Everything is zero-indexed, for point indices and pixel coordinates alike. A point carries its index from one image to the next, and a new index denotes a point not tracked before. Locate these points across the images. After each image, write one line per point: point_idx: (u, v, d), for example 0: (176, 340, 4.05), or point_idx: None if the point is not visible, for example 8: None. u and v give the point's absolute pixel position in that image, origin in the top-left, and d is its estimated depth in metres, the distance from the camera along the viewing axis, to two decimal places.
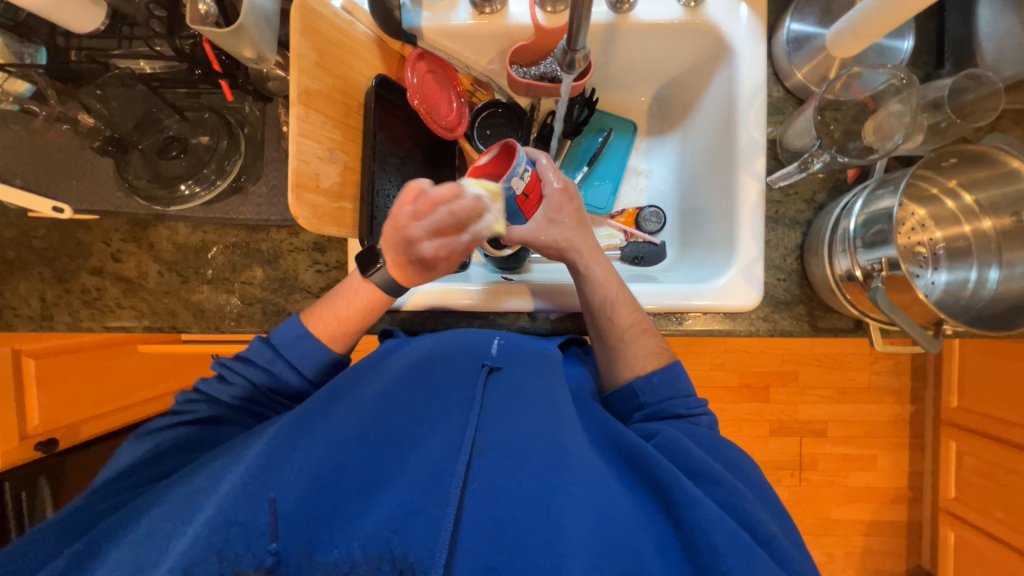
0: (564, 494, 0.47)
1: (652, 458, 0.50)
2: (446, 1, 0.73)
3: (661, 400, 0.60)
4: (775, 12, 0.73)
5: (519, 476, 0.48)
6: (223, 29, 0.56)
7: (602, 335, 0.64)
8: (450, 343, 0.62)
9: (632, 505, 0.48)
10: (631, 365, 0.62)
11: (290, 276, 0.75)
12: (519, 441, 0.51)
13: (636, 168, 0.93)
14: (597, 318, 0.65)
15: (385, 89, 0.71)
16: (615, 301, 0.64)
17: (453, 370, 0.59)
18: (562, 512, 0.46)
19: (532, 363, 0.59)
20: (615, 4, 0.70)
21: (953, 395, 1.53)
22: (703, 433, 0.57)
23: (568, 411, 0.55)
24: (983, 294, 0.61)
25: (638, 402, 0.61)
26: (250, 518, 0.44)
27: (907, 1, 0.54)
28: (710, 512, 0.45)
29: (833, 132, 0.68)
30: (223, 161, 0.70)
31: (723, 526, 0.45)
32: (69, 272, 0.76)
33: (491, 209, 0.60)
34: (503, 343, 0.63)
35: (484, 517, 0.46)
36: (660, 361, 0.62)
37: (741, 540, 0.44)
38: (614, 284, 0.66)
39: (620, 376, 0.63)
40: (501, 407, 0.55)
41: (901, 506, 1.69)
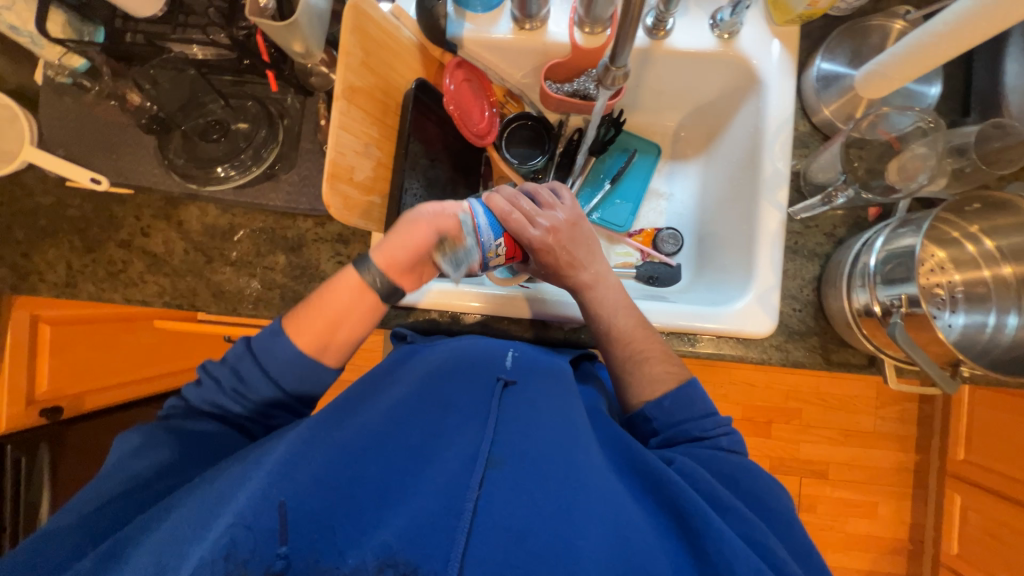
0: (581, 511, 0.47)
1: (669, 477, 0.50)
2: (488, 14, 0.76)
3: (675, 422, 0.60)
4: (806, 50, 0.75)
5: (535, 491, 0.48)
6: (279, 24, 0.58)
7: (612, 362, 0.66)
8: (467, 355, 0.62)
9: (648, 527, 0.48)
10: (638, 393, 0.63)
11: (312, 265, 0.77)
12: (535, 458, 0.50)
13: (657, 190, 0.95)
14: (606, 348, 0.66)
15: (423, 93, 0.74)
16: (621, 330, 0.65)
17: (471, 384, 0.58)
18: (577, 530, 0.45)
19: (551, 385, 0.59)
20: (652, 30, 0.73)
21: (959, 446, 1.50)
22: (725, 460, 0.56)
23: (585, 431, 0.55)
24: (1002, 339, 0.61)
25: (654, 429, 0.62)
26: (261, 519, 0.43)
27: (940, 48, 0.55)
28: (726, 534, 0.46)
29: (857, 169, 0.68)
30: (260, 148, 0.72)
31: (740, 548, 0.45)
32: (98, 242, 0.78)
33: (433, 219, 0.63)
34: (518, 356, 0.64)
35: (497, 532, 0.45)
36: (673, 384, 0.62)
37: (757, 564, 0.44)
38: (624, 308, 0.67)
39: (632, 400, 0.63)
40: (516, 420, 0.54)
41: (899, 558, 1.65)
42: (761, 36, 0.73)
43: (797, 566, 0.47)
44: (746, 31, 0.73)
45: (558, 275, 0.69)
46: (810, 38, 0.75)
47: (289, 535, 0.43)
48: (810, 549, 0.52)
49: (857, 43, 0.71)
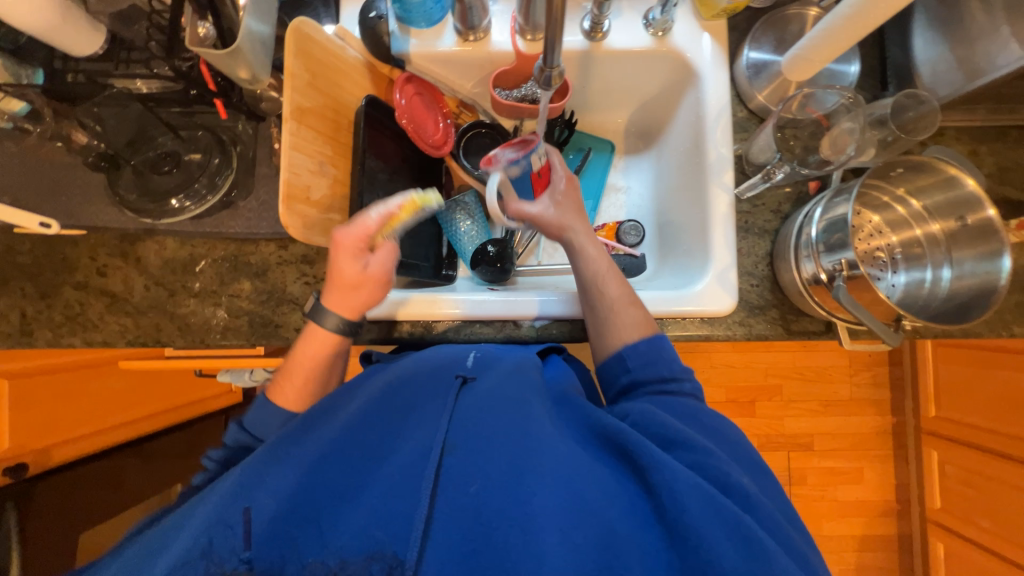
0: (535, 477, 0.47)
1: (620, 430, 0.51)
2: (432, 29, 0.78)
3: (646, 363, 0.61)
4: (735, 41, 0.80)
5: (490, 469, 0.48)
6: (220, 51, 0.59)
7: (592, 308, 0.67)
8: (423, 363, 0.62)
9: (606, 478, 0.49)
10: (618, 335, 0.64)
11: (278, 288, 0.76)
12: (489, 438, 0.51)
13: (615, 185, 0.98)
14: (586, 294, 0.68)
15: (375, 109, 0.75)
16: (605, 273, 0.67)
17: (427, 379, 0.59)
18: (532, 493, 0.46)
19: (505, 372, 0.60)
20: (590, 33, 0.77)
21: (930, 404, 1.57)
22: (674, 400, 0.58)
23: (539, 406, 0.55)
24: (938, 293, 0.64)
25: (625, 367, 0.62)
26: (223, 535, 0.45)
27: (848, 29, 0.60)
28: (675, 471, 0.46)
29: (794, 148, 0.74)
30: (214, 176, 0.72)
31: (689, 481, 0.46)
32: (52, 287, 0.76)
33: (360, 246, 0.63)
34: (479, 356, 0.65)
35: (455, 515, 0.46)
36: (645, 331, 0.64)
37: (708, 495, 0.45)
38: (600, 256, 0.69)
39: (610, 346, 0.65)
40: (476, 409, 0.54)
41: (890, 520, 1.70)
42: (692, 31, 0.77)
43: (753, 492, 0.48)
44: (677, 28, 0.77)
45: (569, 211, 0.72)
46: (737, 30, 0.80)
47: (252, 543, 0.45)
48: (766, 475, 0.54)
49: (780, 31, 0.76)
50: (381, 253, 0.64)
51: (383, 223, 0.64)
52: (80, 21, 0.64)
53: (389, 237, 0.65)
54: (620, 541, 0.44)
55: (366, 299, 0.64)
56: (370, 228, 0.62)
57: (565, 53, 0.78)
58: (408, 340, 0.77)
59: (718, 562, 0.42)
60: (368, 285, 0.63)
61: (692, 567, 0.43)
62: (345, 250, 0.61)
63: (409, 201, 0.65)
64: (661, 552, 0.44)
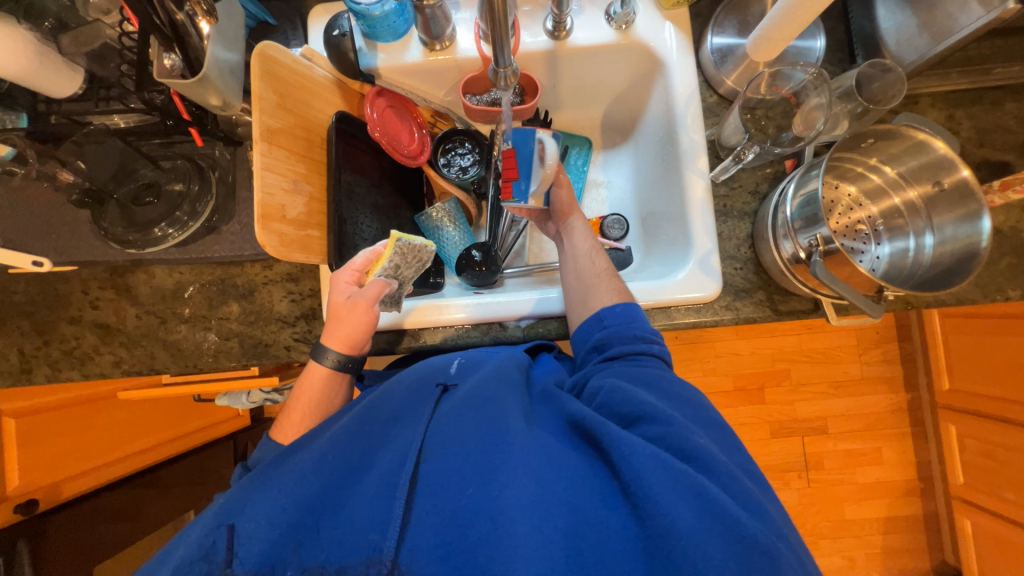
0: (505, 470, 0.48)
1: (583, 416, 0.52)
2: (398, 42, 0.80)
3: (622, 323, 0.63)
4: (698, 28, 0.80)
5: (462, 470, 0.49)
6: (189, 81, 0.60)
7: (576, 277, 0.72)
8: (409, 373, 0.66)
9: (574, 462, 0.50)
10: (598, 299, 0.67)
11: (266, 308, 0.77)
12: (462, 439, 0.52)
13: (596, 180, 0.99)
14: (574, 267, 0.73)
15: (347, 124, 0.76)
16: (592, 249, 0.74)
17: (409, 390, 0.62)
18: (503, 486, 0.47)
19: (486, 371, 0.61)
20: (553, 32, 0.77)
21: (943, 377, 1.53)
22: (638, 369, 0.58)
23: (511, 400, 0.56)
24: (924, 260, 0.64)
25: (600, 325, 0.64)
26: (214, 547, 0.48)
27: (805, 5, 0.60)
28: (632, 445, 0.47)
29: (765, 128, 0.73)
30: (195, 203, 0.73)
31: (646, 454, 0.46)
32: (48, 324, 0.77)
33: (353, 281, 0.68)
34: (463, 361, 0.66)
35: (431, 516, 0.47)
36: (622, 297, 0.67)
37: (663, 463, 0.46)
38: (590, 239, 0.76)
39: (590, 308, 0.67)
40: (452, 415, 0.55)
41: (913, 499, 1.66)
42: (654, 21, 0.78)
43: (719, 457, 0.48)
44: (640, 20, 0.78)
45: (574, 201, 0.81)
46: (699, 17, 0.80)
47: (236, 555, 0.48)
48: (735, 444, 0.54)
49: (742, 14, 0.76)
50: (367, 287, 0.65)
51: (372, 261, 0.69)
52: (57, 63, 0.67)
53: (376, 280, 0.66)
54: (586, 524, 0.45)
55: (350, 330, 0.65)
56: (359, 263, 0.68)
57: (530, 53, 0.79)
58: (398, 348, 0.78)
59: (678, 532, 0.42)
60: (350, 315, 0.64)
61: (656, 540, 0.43)
62: (339, 285, 0.67)
63: (391, 240, 0.66)
64: (629, 529, 0.45)
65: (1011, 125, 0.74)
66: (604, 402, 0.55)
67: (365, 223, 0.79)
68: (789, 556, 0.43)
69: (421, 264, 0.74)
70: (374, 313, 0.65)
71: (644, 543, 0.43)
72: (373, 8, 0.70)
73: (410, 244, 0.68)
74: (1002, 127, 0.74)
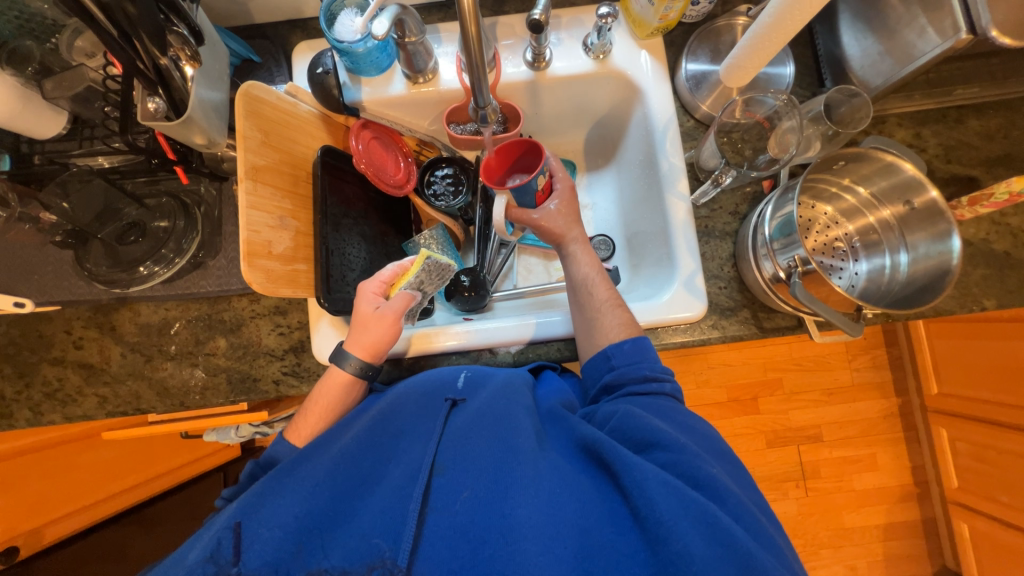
0: (516, 489, 0.48)
1: (594, 438, 0.52)
2: (382, 76, 0.81)
3: (630, 363, 0.62)
4: (673, 55, 0.83)
5: (474, 486, 0.50)
6: (173, 122, 0.61)
7: (581, 308, 0.70)
8: (413, 382, 0.65)
9: (584, 486, 0.50)
10: (604, 335, 0.65)
11: (254, 342, 0.77)
12: (474, 454, 0.52)
13: (581, 203, 1.01)
14: (578, 296, 0.70)
15: (333, 158, 0.77)
16: (593, 280, 0.70)
17: (419, 406, 0.62)
18: (514, 504, 0.47)
19: (495, 386, 0.61)
20: (533, 63, 0.80)
21: (932, 381, 1.54)
22: (650, 401, 0.58)
23: (524, 418, 0.56)
24: (899, 277, 0.67)
25: (609, 365, 0.63)
26: (219, 548, 0.47)
27: (772, 35, 0.63)
28: (645, 470, 0.47)
29: (742, 150, 0.76)
30: (181, 239, 0.74)
31: (658, 480, 0.46)
32: (30, 366, 0.76)
33: (378, 293, 0.68)
34: (469, 375, 0.66)
35: (444, 529, 0.47)
36: (630, 333, 0.65)
37: (673, 487, 0.46)
38: (593, 264, 0.72)
39: (597, 344, 0.66)
40: (464, 430, 0.55)
41: (911, 504, 1.66)
42: (630, 50, 0.80)
43: (731, 490, 0.48)
44: (616, 49, 0.80)
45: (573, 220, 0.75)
46: (674, 46, 0.83)
47: (241, 555, 0.47)
48: (741, 475, 0.54)
49: (714, 42, 0.79)
50: (394, 299, 0.67)
51: (399, 275, 0.71)
52: (39, 107, 0.67)
53: (407, 295, 0.68)
54: (594, 547, 0.45)
55: (375, 338, 0.66)
56: (389, 276, 0.70)
57: (511, 83, 0.81)
58: (388, 378, 0.78)
59: (690, 558, 0.41)
60: (377, 325, 0.65)
61: (665, 564, 0.42)
62: (365, 295, 0.67)
63: (419, 257, 0.70)
64: (639, 553, 0.44)
65: (975, 142, 0.77)
66: (615, 427, 0.54)
67: (353, 254, 0.80)
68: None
69: (442, 280, 0.79)
70: (399, 325, 0.67)
71: (655, 568, 0.43)
72: (357, 46, 0.71)
73: (436, 262, 0.73)
74: (967, 143, 0.77)
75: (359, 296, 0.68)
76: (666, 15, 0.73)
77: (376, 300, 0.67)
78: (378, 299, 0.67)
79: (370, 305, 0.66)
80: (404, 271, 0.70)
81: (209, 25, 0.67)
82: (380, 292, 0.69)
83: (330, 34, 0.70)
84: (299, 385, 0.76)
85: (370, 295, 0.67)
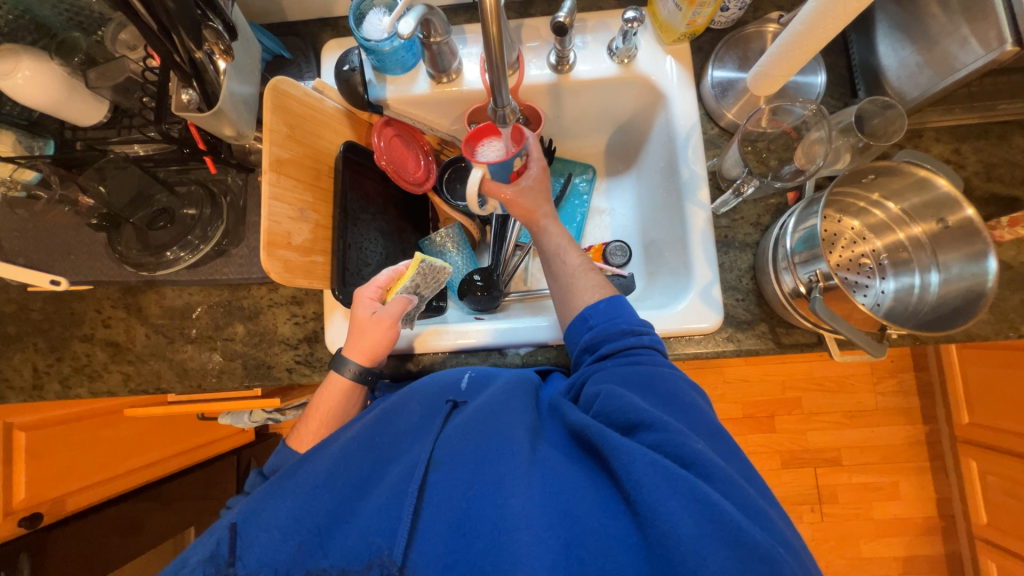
0: (508, 479, 0.48)
1: (583, 425, 0.51)
2: (406, 75, 0.83)
3: (608, 320, 0.62)
4: (700, 61, 0.81)
5: (468, 481, 0.50)
6: (205, 114, 0.63)
7: (555, 278, 0.70)
8: (419, 386, 0.65)
9: (576, 475, 0.49)
10: (580, 298, 0.66)
11: (270, 330, 0.79)
12: (469, 450, 0.52)
13: (599, 207, 1.00)
14: (552, 268, 0.71)
15: (355, 153, 0.79)
16: (564, 249, 0.71)
17: (419, 399, 0.63)
18: (506, 494, 0.47)
19: (493, 388, 0.61)
20: (556, 66, 0.79)
21: (963, 410, 1.47)
22: (633, 367, 0.56)
23: (518, 413, 0.56)
24: (928, 299, 0.64)
25: (588, 325, 0.63)
26: (219, 548, 0.49)
27: (802, 42, 0.61)
28: (632, 453, 0.46)
29: (767, 161, 0.74)
30: (206, 227, 0.76)
31: (645, 462, 0.45)
32: (61, 341, 0.80)
33: (375, 300, 0.69)
34: (473, 376, 0.66)
35: (438, 522, 0.48)
36: (605, 293, 0.66)
37: (662, 468, 0.44)
38: (563, 235, 0.73)
39: (573, 307, 0.66)
40: (457, 427, 0.56)
41: (934, 538, 1.58)
42: (655, 55, 0.79)
43: (723, 467, 0.46)
44: (642, 54, 0.79)
45: (541, 195, 0.75)
46: (701, 51, 0.81)
47: (239, 554, 0.48)
48: (738, 455, 0.52)
49: (743, 49, 0.77)
50: (391, 304, 0.68)
51: (394, 281, 0.71)
52: (83, 95, 0.71)
53: (405, 300, 0.69)
54: (585, 533, 0.44)
55: (372, 342, 0.67)
56: (384, 280, 0.70)
57: (534, 85, 0.81)
58: (397, 372, 0.78)
59: (679, 539, 0.41)
60: (375, 329, 0.67)
61: (656, 549, 0.41)
62: (362, 301, 0.68)
63: (415, 261, 0.69)
64: (632, 538, 0.43)
65: (1019, 160, 0.73)
66: (601, 410, 0.53)
67: (370, 249, 0.81)
68: (790, 562, 0.42)
69: (437, 283, 0.78)
70: (396, 329, 0.68)
71: (647, 554, 0.42)
72: (383, 44, 0.72)
73: (432, 266, 0.72)
74: (1010, 161, 0.74)
75: (354, 304, 0.69)
76: (694, 21, 0.72)
77: (373, 306, 0.68)
78: (376, 304, 0.68)
79: (365, 309, 0.67)
80: (400, 274, 0.71)
81: (244, 22, 0.70)
82: (378, 296, 0.70)
83: (358, 32, 0.72)
84: (310, 374, 0.78)
85: (366, 301, 0.68)
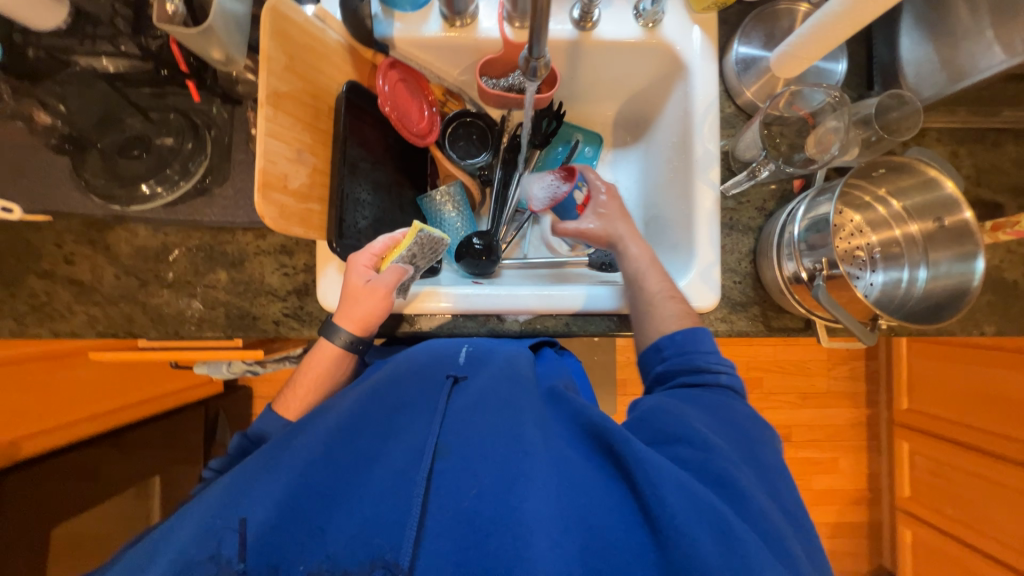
0: (525, 480, 0.45)
1: (606, 425, 0.48)
2: (418, 13, 0.76)
3: (682, 354, 0.61)
4: (725, 35, 0.79)
5: (479, 474, 0.46)
6: (191, 30, 0.56)
7: (634, 300, 0.70)
8: (416, 356, 0.63)
9: (591, 480, 0.47)
10: (658, 326, 0.65)
11: (256, 280, 0.74)
12: (481, 442, 0.49)
13: (603, 178, 0.99)
14: (631, 287, 0.71)
15: (356, 96, 0.73)
16: (644, 271, 0.70)
17: (413, 376, 0.59)
18: (522, 497, 0.44)
19: (495, 369, 0.59)
20: (580, 22, 0.75)
21: (903, 395, 1.60)
22: (694, 393, 0.56)
23: (527, 404, 0.53)
24: (914, 293, 0.67)
25: (660, 356, 0.62)
26: (224, 546, 0.43)
27: (833, 27, 0.60)
28: (660, 468, 0.44)
29: (779, 145, 0.74)
30: (187, 161, 0.70)
31: (673, 479, 0.44)
32: (15, 275, 0.72)
33: (368, 268, 0.66)
34: (470, 351, 0.64)
35: (443, 521, 0.43)
36: (684, 323, 0.64)
37: (690, 492, 0.43)
38: (646, 256, 0.72)
39: (650, 334, 0.65)
40: (461, 412, 0.53)
41: (862, 508, 1.76)
42: (682, 23, 0.76)
43: (751, 491, 0.45)
44: (668, 20, 0.76)
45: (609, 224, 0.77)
46: (727, 24, 0.79)
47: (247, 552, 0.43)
48: (777, 470, 0.50)
49: (770, 27, 0.75)
50: (386, 273, 0.65)
51: (390, 249, 0.68)
52: None
53: (399, 271, 0.65)
54: (602, 547, 0.42)
55: (366, 312, 0.64)
56: (378, 250, 0.67)
57: (553, 42, 0.77)
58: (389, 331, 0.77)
59: (705, 565, 0.39)
60: (367, 298, 0.64)
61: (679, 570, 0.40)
62: (355, 267, 0.65)
63: (411, 231, 0.65)
64: (649, 555, 0.42)
65: (1007, 167, 0.77)
66: (648, 423, 0.52)
67: (367, 201, 0.77)
68: None
69: (434, 255, 0.75)
70: (391, 299, 0.65)
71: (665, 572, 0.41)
72: None
73: (429, 236, 0.67)
74: (1000, 168, 0.77)
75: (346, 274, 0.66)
76: None
77: (366, 274, 0.65)
78: (369, 273, 0.65)
79: (358, 279, 0.64)
80: (395, 246, 0.67)
81: None
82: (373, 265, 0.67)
83: None
84: (300, 328, 0.74)
85: (358, 270, 0.65)
